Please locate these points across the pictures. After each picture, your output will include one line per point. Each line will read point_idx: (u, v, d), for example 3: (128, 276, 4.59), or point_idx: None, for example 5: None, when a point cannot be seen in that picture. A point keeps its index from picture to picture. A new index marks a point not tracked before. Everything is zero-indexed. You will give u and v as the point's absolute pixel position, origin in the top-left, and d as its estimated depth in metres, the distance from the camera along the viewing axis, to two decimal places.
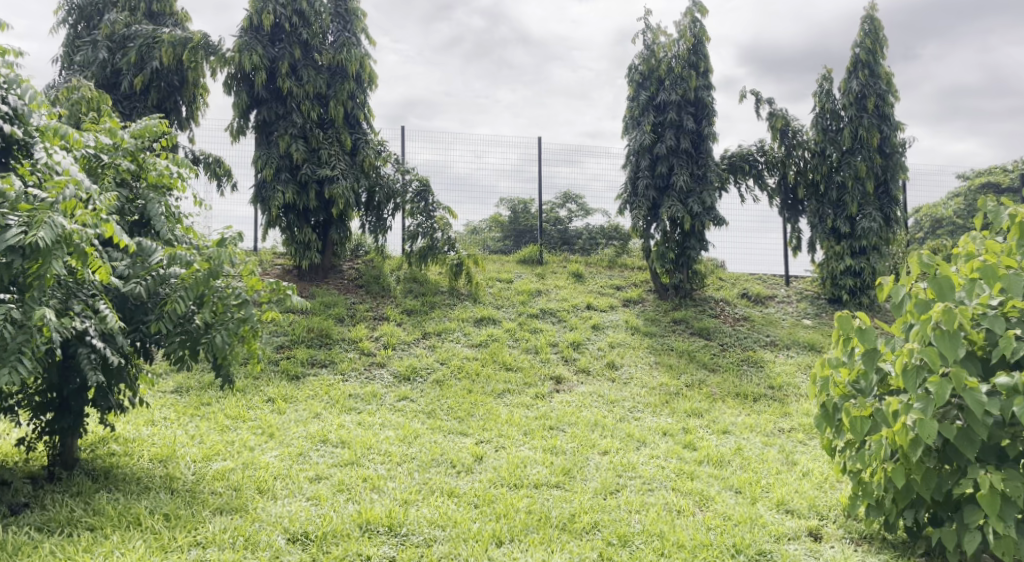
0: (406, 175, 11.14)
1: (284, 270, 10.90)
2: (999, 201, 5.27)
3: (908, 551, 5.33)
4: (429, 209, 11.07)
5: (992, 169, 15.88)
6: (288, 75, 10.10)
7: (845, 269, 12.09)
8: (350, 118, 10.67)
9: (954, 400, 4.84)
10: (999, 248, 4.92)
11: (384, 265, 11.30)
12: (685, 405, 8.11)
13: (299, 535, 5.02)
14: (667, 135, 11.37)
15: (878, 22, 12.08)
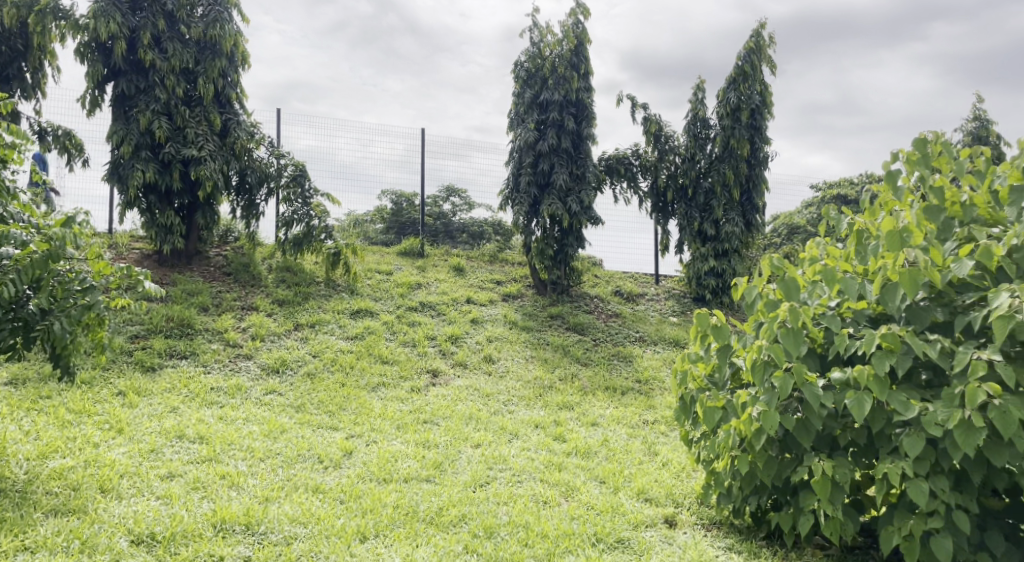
0: (281, 159, 10.89)
1: (142, 255, 10.46)
2: (840, 210, 5.67)
3: (751, 535, 5.65)
4: (306, 195, 10.90)
5: (842, 182, 17.05)
6: (152, 46, 9.70)
7: (709, 270, 12.65)
8: (220, 98, 10.30)
9: (795, 393, 5.18)
10: (838, 253, 5.30)
11: (256, 253, 11.02)
12: (558, 398, 8.29)
13: (143, 537, 4.86)
14: (548, 133, 11.53)
15: (762, 38, 12.66)
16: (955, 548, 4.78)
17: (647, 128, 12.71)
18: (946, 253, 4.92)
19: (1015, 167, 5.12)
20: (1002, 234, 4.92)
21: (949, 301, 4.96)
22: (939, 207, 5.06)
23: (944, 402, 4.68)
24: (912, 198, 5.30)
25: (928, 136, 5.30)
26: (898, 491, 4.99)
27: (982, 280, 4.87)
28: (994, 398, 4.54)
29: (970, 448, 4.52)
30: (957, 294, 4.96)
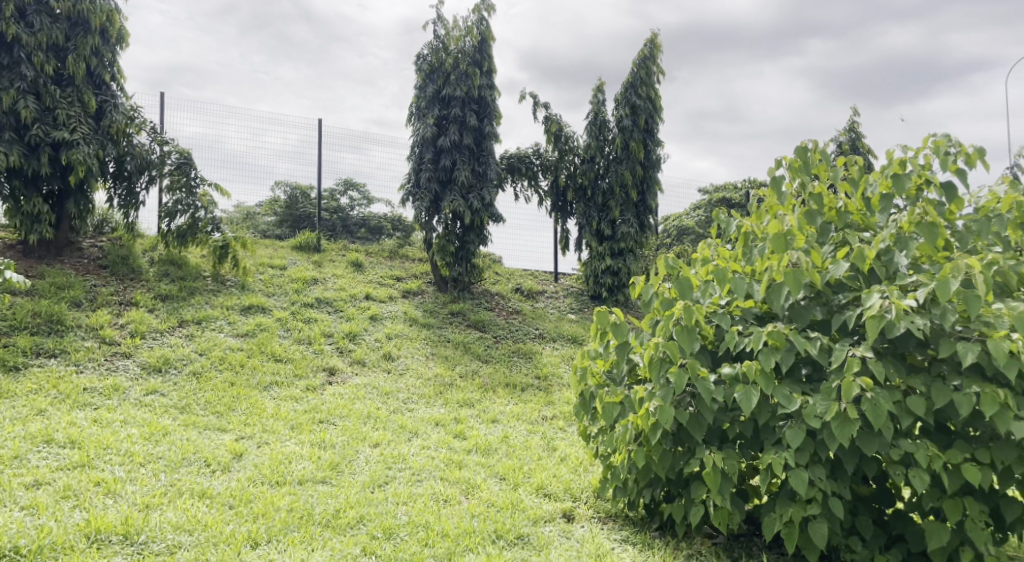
0: (164, 146, 10.46)
1: (6, 245, 9.89)
2: (729, 213, 5.88)
3: (645, 526, 5.77)
4: (191, 184, 10.47)
5: (726, 187, 17.84)
6: (16, 19, 9.11)
7: (606, 268, 12.86)
8: (94, 78, 9.81)
9: (688, 388, 5.30)
10: (728, 255, 5.52)
11: (135, 245, 10.54)
12: (458, 395, 8.25)
13: (5, 551, 4.57)
14: (450, 129, 11.45)
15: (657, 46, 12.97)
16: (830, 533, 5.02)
17: (549, 127, 12.81)
18: (825, 256, 5.21)
19: (886, 175, 5.35)
20: (873, 237, 5.21)
21: (828, 300, 5.22)
22: (817, 211, 5.33)
23: (822, 395, 4.88)
24: (794, 203, 5.55)
25: (808, 144, 5.57)
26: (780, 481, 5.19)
27: (856, 281, 5.16)
28: (866, 392, 4.76)
29: (845, 439, 4.73)
30: (833, 293, 5.23)
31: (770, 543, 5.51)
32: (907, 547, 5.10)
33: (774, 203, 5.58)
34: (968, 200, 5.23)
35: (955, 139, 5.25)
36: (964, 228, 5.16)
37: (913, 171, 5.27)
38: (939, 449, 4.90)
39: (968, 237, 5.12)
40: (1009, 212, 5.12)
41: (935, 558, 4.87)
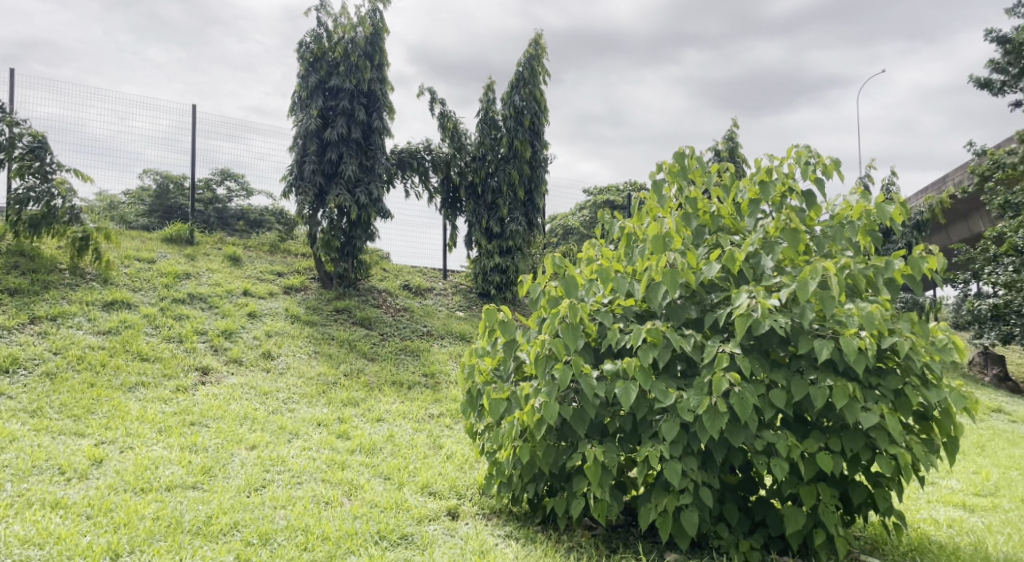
0: (14, 128, 9.75)
1: None
2: (613, 214, 5.96)
3: (528, 520, 5.75)
4: (46, 170, 9.80)
5: (611, 188, 18.22)
6: None
7: (494, 266, 12.84)
8: None
9: (572, 384, 5.33)
10: (611, 255, 5.60)
11: None
12: (342, 394, 8.03)
13: None
14: (338, 121, 11.13)
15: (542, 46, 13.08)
16: (699, 521, 5.14)
17: (443, 124, 12.66)
18: (699, 257, 5.36)
19: (753, 183, 5.54)
20: (742, 241, 5.40)
21: (701, 299, 5.36)
22: (693, 214, 5.46)
23: (695, 390, 4.99)
24: (674, 207, 5.68)
25: (685, 150, 5.71)
26: (654, 472, 5.27)
27: (727, 282, 5.32)
28: (735, 386, 4.89)
29: (715, 431, 4.85)
30: (706, 293, 5.37)
31: (644, 533, 5.59)
32: (768, 532, 5.30)
33: (655, 207, 5.72)
34: (825, 207, 5.49)
35: (815, 151, 5.51)
36: (822, 233, 5.38)
37: (778, 179, 5.49)
38: (797, 438, 5.08)
39: (823, 242, 5.33)
40: (859, 220, 5.32)
41: (794, 542, 5.06)
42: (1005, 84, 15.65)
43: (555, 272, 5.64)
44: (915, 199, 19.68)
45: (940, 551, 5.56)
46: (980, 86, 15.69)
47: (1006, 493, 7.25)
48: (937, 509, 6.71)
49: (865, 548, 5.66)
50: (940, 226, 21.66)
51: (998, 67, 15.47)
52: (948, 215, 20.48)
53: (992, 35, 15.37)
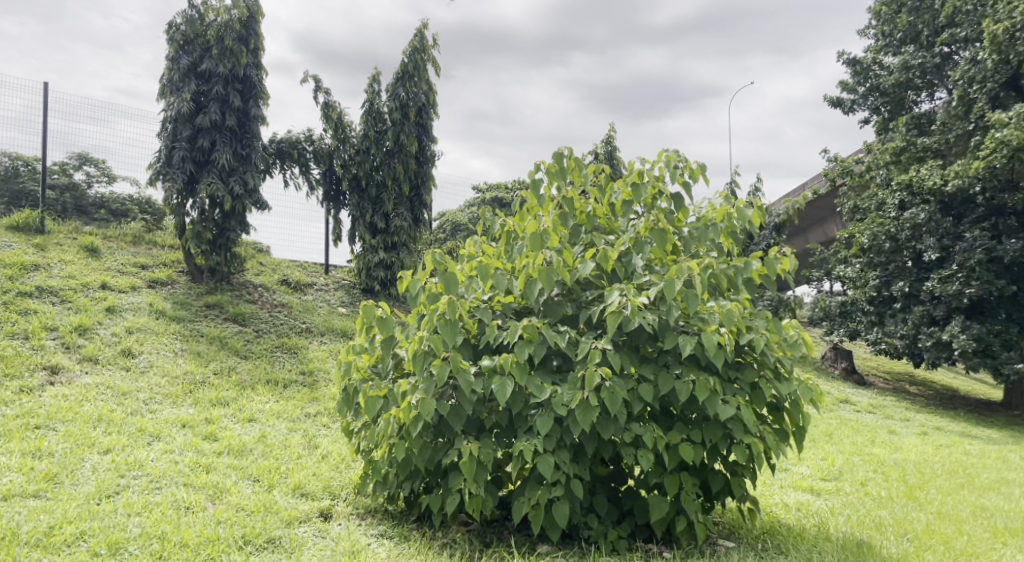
0: None
1: None
2: (495, 211, 5.92)
3: (403, 518, 5.64)
4: None
5: (500, 187, 18.26)
6: None
7: (378, 262, 12.61)
8: None
9: (451, 381, 5.24)
10: (492, 252, 5.57)
11: None
12: (210, 394, 7.67)
13: None
14: (211, 107, 10.66)
15: (427, 38, 12.93)
16: (570, 512, 5.16)
17: (327, 114, 12.35)
18: (575, 255, 5.37)
19: (627, 184, 5.58)
20: (615, 240, 5.46)
21: (578, 297, 5.38)
22: (570, 213, 5.48)
23: (568, 385, 5.01)
24: (553, 206, 5.68)
25: (564, 150, 5.71)
26: (529, 466, 5.25)
27: (601, 279, 5.36)
28: (606, 381, 4.94)
29: (586, 425, 4.88)
30: (582, 290, 5.39)
31: (518, 526, 5.58)
32: (635, 521, 5.39)
33: (535, 205, 5.70)
34: (693, 209, 5.62)
35: (683, 155, 5.65)
36: (688, 235, 5.51)
37: (648, 181, 5.60)
38: (662, 430, 5.17)
39: (690, 243, 5.47)
40: (721, 223, 5.49)
41: (657, 529, 5.17)
42: (854, 103, 16.62)
43: (436, 268, 5.55)
44: (777, 206, 20.70)
45: (787, 532, 5.85)
46: (832, 104, 16.59)
47: (848, 477, 7.76)
48: (787, 493, 7.06)
49: (722, 532, 5.85)
50: (798, 229, 22.81)
51: (848, 87, 16.40)
52: (806, 220, 21.63)
53: (844, 56, 16.33)
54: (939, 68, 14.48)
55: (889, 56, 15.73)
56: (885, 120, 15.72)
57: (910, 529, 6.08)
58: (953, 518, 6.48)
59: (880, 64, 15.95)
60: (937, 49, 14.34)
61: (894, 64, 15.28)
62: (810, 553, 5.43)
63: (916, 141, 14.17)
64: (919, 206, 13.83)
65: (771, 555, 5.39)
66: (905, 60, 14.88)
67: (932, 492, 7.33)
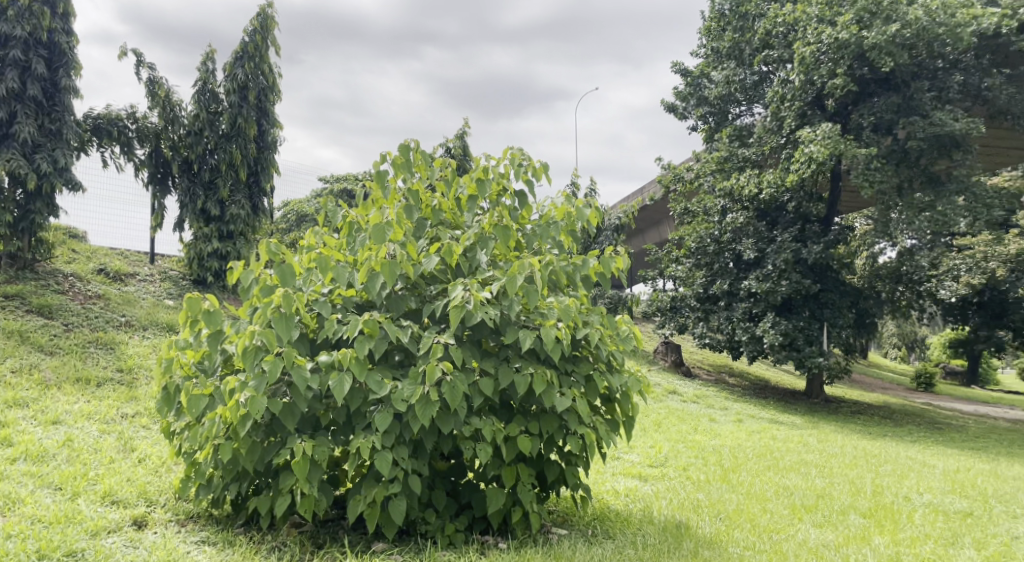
0: None
1: None
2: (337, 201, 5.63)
3: (229, 523, 5.27)
4: None
5: (348, 177, 17.93)
6: None
7: (212, 251, 11.91)
8: None
9: (285, 377, 4.92)
10: (333, 243, 5.27)
11: None
12: (6, 394, 6.90)
13: None
14: (7, 74, 9.63)
15: (271, 18, 12.31)
16: (407, 509, 4.97)
17: (153, 91, 11.50)
18: (420, 249, 5.17)
19: (472, 179, 5.43)
20: (461, 235, 5.31)
21: (421, 291, 5.18)
22: (416, 205, 5.27)
23: (410, 380, 4.81)
24: (398, 198, 5.45)
25: (410, 144, 5.50)
26: (367, 463, 5.02)
27: (445, 274, 5.18)
28: (446, 375, 4.78)
29: (427, 421, 4.69)
30: (426, 285, 5.19)
31: (353, 524, 5.33)
32: (473, 514, 5.27)
33: (380, 197, 5.44)
34: (536, 207, 5.56)
35: (528, 153, 5.57)
36: (531, 231, 5.42)
37: (493, 178, 5.48)
38: (502, 423, 5.08)
39: (532, 239, 5.38)
40: (561, 221, 5.45)
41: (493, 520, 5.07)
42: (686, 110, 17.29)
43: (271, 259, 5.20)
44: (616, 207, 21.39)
45: (616, 517, 5.91)
46: (668, 109, 17.19)
47: (673, 462, 8.02)
48: (618, 480, 7.17)
49: (555, 520, 5.84)
50: (636, 229, 23.54)
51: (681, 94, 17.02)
52: (642, 221, 22.45)
53: (676, 67, 16.94)
54: (757, 85, 15.49)
55: (717, 70, 16.26)
56: (711, 130, 16.41)
57: (723, 509, 6.33)
58: (761, 497, 6.83)
59: (709, 78, 16.44)
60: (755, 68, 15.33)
61: (719, 78, 16.05)
62: (633, 535, 5.51)
63: (736, 152, 14.93)
64: (738, 211, 14.94)
65: (599, 540, 5.42)
66: (727, 76, 15.72)
67: (744, 474, 7.71)
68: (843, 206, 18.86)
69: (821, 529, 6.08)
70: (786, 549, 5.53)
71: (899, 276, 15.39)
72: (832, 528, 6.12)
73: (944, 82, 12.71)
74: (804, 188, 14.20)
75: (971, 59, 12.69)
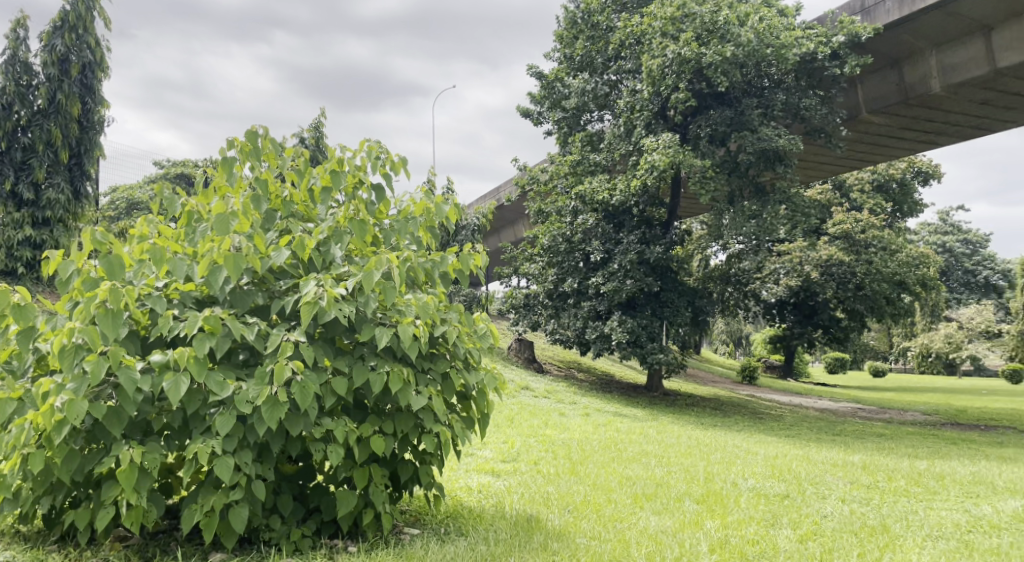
0: None
1: None
2: (174, 188, 5.40)
3: (41, 541, 4.99)
4: None
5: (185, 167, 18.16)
6: None
7: (25, 238, 11.83)
8: None
9: (111, 378, 4.65)
10: (170, 234, 5.07)
11: None
12: None
13: None
14: None
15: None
16: (249, 515, 4.82)
17: None
18: (267, 242, 5.04)
19: (326, 170, 5.39)
20: (313, 228, 5.22)
21: (269, 287, 5.06)
22: (263, 196, 5.15)
23: (255, 380, 4.68)
24: (244, 187, 5.34)
25: (258, 129, 5.35)
26: (205, 469, 4.84)
27: (297, 269, 5.13)
28: (297, 375, 4.68)
29: (273, 423, 4.58)
30: (275, 280, 5.11)
31: (188, 535, 5.16)
32: (321, 518, 5.19)
33: (223, 185, 5.28)
34: (393, 202, 5.56)
35: (385, 147, 5.56)
36: (388, 226, 5.41)
37: (349, 170, 5.43)
38: (355, 423, 5.04)
39: (390, 235, 5.36)
40: (420, 217, 5.49)
41: (343, 523, 5.02)
42: (541, 115, 17.66)
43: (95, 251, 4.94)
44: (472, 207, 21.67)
45: (468, 514, 6.01)
46: (522, 115, 17.50)
47: (524, 457, 8.21)
48: (471, 476, 7.28)
49: (408, 519, 5.88)
50: (491, 229, 23.91)
51: (536, 98, 17.40)
52: (497, 220, 22.84)
53: (533, 70, 17.29)
54: (608, 95, 15.90)
55: (571, 76, 16.63)
56: (565, 134, 17.03)
57: (571, 501, 6.55)
58: (606, 488, 7.12)
59: (563, 83, 16.72)
60: (608, 77, 15.72)
61: (573, 85, 16.35)
62: (486, 531, 5.60)
63: (589, 156, 15.52)
64: (588, 213, 15.46)
65: (451, 537, 5.49)
66: (582, 86, 16.00)
67: (591, 466, 8.00)
68: (681, 212, 19.83)
69: (660, 515, 6.38)
70: (629, 537, 5.72)
71: (727, 277, 16.89)
72: (669, 514, 6.44)
73: (770, 99, 13.56)
74: (649, 193, 14.94)
75: (791, 81, 13.60)
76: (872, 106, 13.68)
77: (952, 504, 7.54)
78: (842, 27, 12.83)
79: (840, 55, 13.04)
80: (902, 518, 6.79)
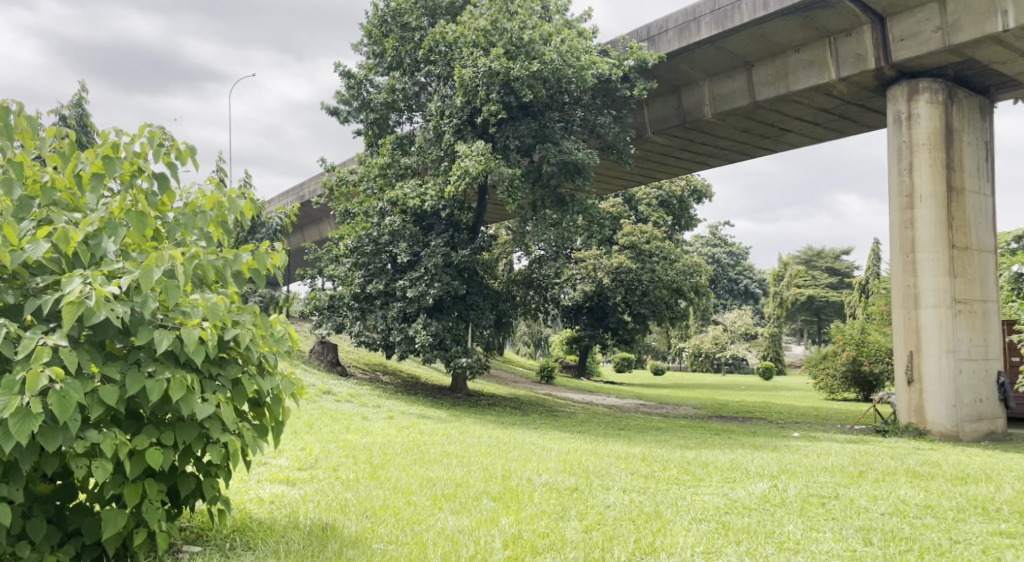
0: None
1: None
2: None
3: None
4: None
5: None
6: None
7: None
8: None
9: None
10: None
11: None
12: None
13: None
14: None
15: None
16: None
17: None
18: (22, 233, 4.62)
19: (98, 155, 5.02)
20: (80, 220, 4.89)
21: (22, 283, 4.66)
22: (15, 183, 4.75)
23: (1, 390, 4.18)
24: None
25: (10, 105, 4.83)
26: None
27: (58, 264, 4.76)
28: (55, 383, 4.24)
29: (23, 437, 4.10)
30: (31, 276, 4.70)
31: None
32: (83, 541, 4.79)
33: None
34: (179, 193, 5.45)
35: (169, 134, 5.28)
36: (174, 220, 5.37)
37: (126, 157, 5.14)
38: (127, 435, 4.74)
39: (176, 228, 5.35)
40: (210, 212, 5.48)
41: (109, 546, 4.70)
42: (348, 114, 17.70)
43: None
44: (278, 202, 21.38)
45: (257, 527, 6.12)
46: (329, 113, 17.52)
47: (321, 464, 8.36)
48: (264, 487, 7.36)
49: (189, 537, 5.86)
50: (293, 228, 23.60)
51: (343, 99, 17.45)
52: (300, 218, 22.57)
53: (340, 70, 17.36)
54: (417, 96, 16.45)
55: (379, 76, 16.94)
56: (372, 137, 17.22)
57: (369, 506, 6.81)
58: (406, 490, 7.45)
59: (371, 83, 17.05)
60: (416, 80, 16.22)
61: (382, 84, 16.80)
62: (276, 543, 5.72)
63: (398, 160, 15.82)
64: (396, 216, 15.67)
65: (237, 553, 5.53)
66: (392, 83, 16.44)
67: (391, 470, 8.30)
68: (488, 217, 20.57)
69: (457, 515, 6.77)
70: (426, 539, 6.03)
71: (530, 281, 17.95)
72: (466, 514, 6.85)
73: (568, 116, 14.46)
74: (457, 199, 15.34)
75: (588, 99, 14.59)
76: (656, 126, 15.08)
77: (714, 489, 8.41)
78: (632, 52, 13.87)
79: (630, 79, 14.28)
80: (672, 505, 7.53)
